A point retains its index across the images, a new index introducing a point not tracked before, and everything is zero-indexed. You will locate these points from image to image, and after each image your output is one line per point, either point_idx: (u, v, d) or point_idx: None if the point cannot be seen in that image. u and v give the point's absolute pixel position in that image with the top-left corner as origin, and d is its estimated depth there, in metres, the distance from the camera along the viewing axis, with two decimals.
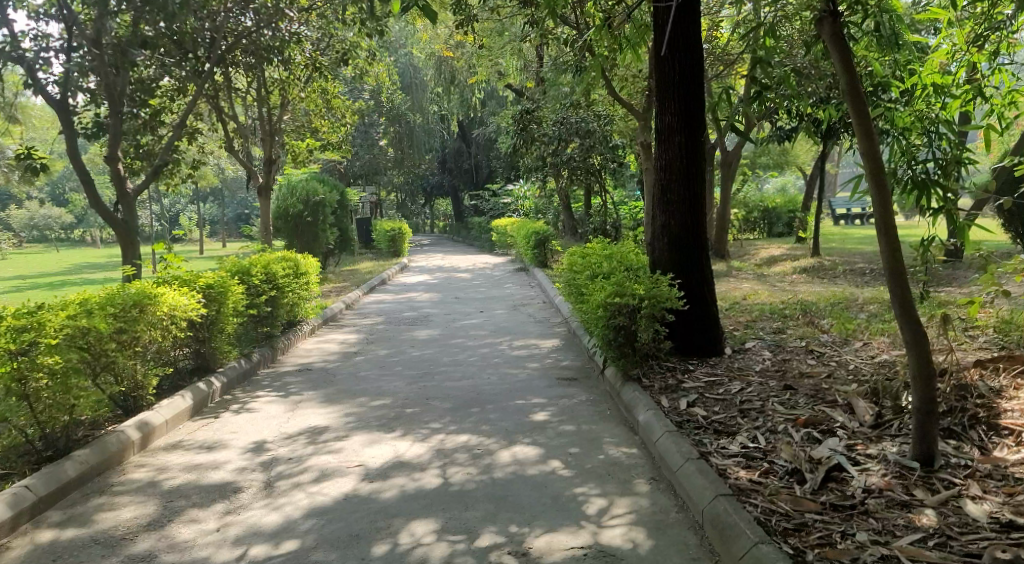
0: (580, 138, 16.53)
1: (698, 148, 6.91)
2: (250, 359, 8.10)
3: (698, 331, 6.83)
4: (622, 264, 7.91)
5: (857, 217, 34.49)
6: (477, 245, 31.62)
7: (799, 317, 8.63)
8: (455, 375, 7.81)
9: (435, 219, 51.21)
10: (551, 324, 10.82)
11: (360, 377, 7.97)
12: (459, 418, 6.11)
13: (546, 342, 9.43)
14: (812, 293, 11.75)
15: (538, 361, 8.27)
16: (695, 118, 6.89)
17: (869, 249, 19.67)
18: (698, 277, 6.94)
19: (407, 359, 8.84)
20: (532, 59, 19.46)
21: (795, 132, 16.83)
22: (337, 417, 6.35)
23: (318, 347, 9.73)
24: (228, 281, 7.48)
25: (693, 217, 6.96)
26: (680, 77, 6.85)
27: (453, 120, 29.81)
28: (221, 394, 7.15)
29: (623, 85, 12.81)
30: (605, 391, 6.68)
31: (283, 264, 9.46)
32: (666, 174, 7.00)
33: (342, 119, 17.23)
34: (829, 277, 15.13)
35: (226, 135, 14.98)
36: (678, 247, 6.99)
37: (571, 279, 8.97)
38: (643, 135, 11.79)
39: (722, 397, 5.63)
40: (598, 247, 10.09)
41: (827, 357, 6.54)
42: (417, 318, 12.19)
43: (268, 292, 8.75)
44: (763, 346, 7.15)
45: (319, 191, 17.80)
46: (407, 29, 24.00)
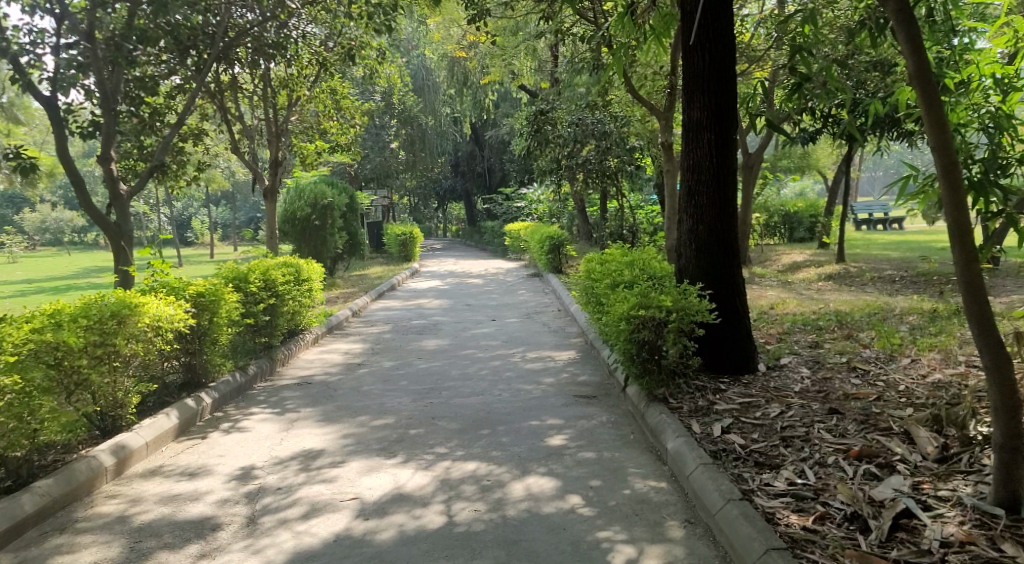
0: (597, 140, 16.02)
1: (729, 147, 6.33)
2: (246, 373, 7.57)
3: (730, 346, 6.25)
4: (645, 272, 7.35)
5: (879, 223, 33.74)
6: (489, 249, 31.17)
7: (836, 330, 8.04)
8: (464, 391, 7.24)
9: (448, 224, 50.79)
10: (568, 334, 10.25)
11: (363, 392, 7.43)
12: (467, 442, 5.56)
13: (561, 354, 8.87)
14: (843, 302, 11.12)
15: (554, 376, 7.71)
16: (726, 114, 6.31)
17: (896, 256, 18.98)
18: (730, 287, 6.35)
19: (414, 372, 8.30)
20: (547, 59, 19.03)
21: (820, 132, 16.22)
22: (334, 439, 5.81)
23: (320, 358, 9.21)
24: (221, 288, 6.95)
25: (724, 222, 6.38)
26: (711, 69, 6.28)
27: (466, 123, 29.41)
28: (212, 411, 6.61)
29: (643, 83, 12.25)
30: (626, 411, 6.12)
31: (285, 269, 8.93)
32: (695, 175, 6.43)
33: (352, 120, 16.81)
34: (857, 285, 14.46)
35: (231, 136, 14.55)
36: (708, 254, 6.41)
37: (588, 287, 8.41)
38: (665, 136, 11.31)
39: (760, 422, 5.07)
40: (617, 253, 9.57)
41: (874, 376, 5.97)
42: (426, 327, 11.66)
43: (267, 299, 8.23)
44: (800, 362, 6.59)
45: (328, 193, 17.31)
46: (420, 30, 23.64)
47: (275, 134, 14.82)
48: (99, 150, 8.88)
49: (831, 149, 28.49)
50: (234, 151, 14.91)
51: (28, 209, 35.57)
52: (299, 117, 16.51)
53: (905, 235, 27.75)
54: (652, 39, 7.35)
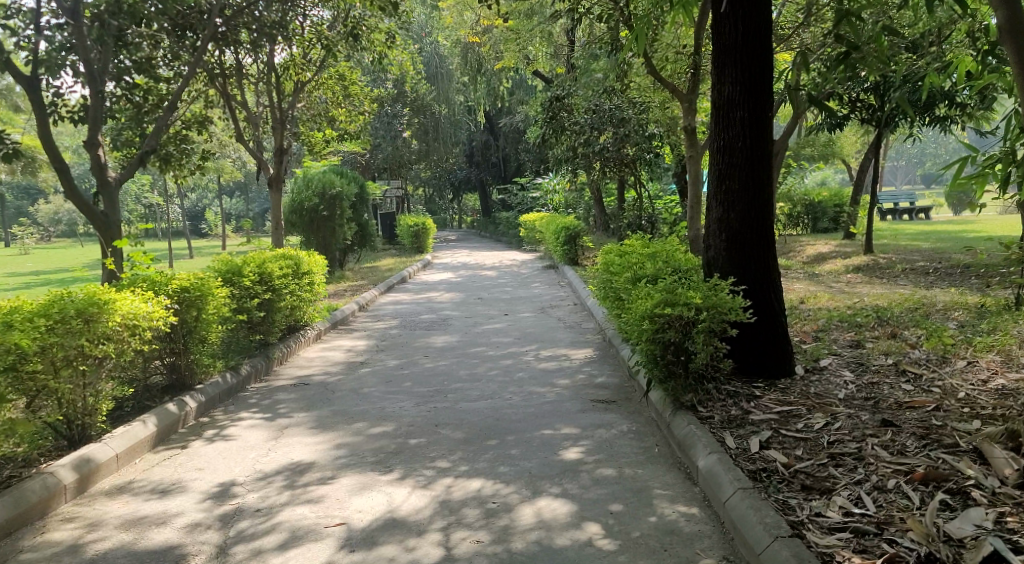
0: (614, 128, 15.41)
1: (764, 126, 5.70)
2: (238, 373, 7.02)
3: (764, 349, 5.64)
4: (669, 266, 6.75)
5: (905, 213, 32.85)
6: (504, 241, 30.58)
7: (877, 326, 7.42)
8: (472, 395, 6.67)
9: (463, 215, 50.29)
10: (584, 330, 9.67)
11: (363, 394, 6.88)
12: (472, 455, 5.00)
13: (578, 352, 8.29)
14: (878, 296, 10.47)
15: (569, 377, 7.13)
16: (762, 88, 5.69)
17: (928, 247, 18.23)
18: (765, 283, 5.73)
19: (419, 371, 7.74)
20: (562, 43, 18.42)
21: (848, 118, 15.54)
22: (327, 449, 5.27)
23: (321, 356, 8.68)
24: (208, 282, 6.40)
25: (758, 211, 5.75)
26: (743, 38, 5.66)
27: (480, 111, 28.83)
28: (197, 416, 6.07)
29: (664, 64, 11.64)
30: (649, 419, 5.54)
31: (283, 262, 8.38)
32: (725, 157, 5.81)
33: (361, 107, 16.28)
34: (889, 277, 13.80)
35: (234, 123, 14.07)
36: (740, 246, 5.78)
37: (606, 280, 7.82)
38: (687, 120, 10.74)
39: (804, 436, 4.47)
40: (638, 243, 8.98)
41: (928, 381, 5.35)
42: (436, 322, 11.11)
43: (263, 294, 7.71)
44: (842, 364, 5.98)
45: (337, 182, 16.72)
46: (432, 16, 23.10)
47: (280, 122, 14.32)
48: (87, 135, 8.29)
49: (856, 137, 27.68)
50: (238, 139, 14.40)
51: (41, 200, 35.29)
52: (306, 104, 15.88)
53: (933, 226, 26.91)
54: (679, 9, 6.73)
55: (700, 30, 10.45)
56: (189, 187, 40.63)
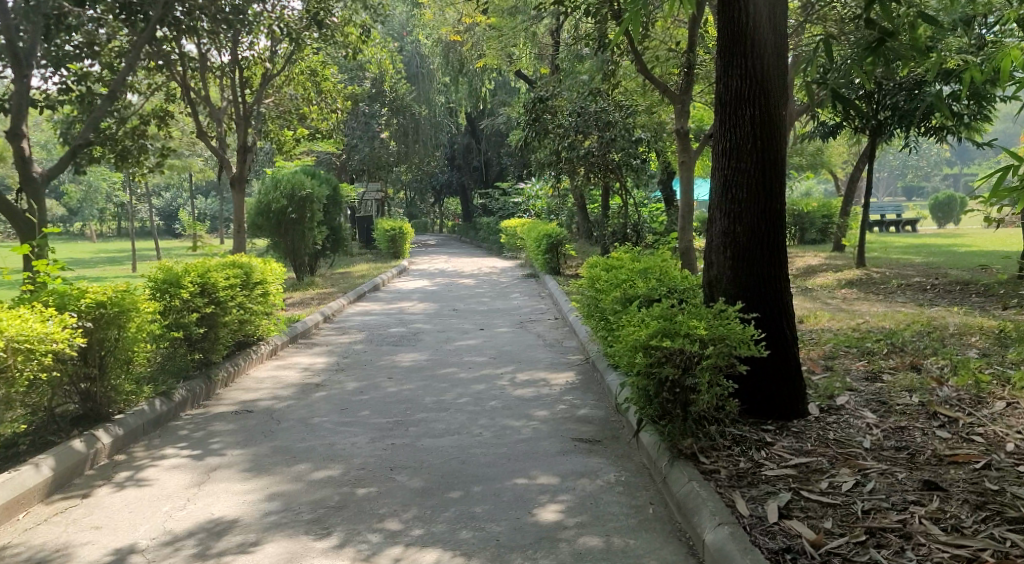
0: (600, 132, 14.50)
1: (776, 126, 4.93)
2: (170, 399, 6.13)
3: (774, 384, 4.85)
4: (662, 286, 5.95)
5: (891, 225, 32.38)
6: (484, 247, 29.73)
7: (891, 354, 6.66)
8: (435, 430, 5.82)
9: (444, 219, 49.40)
10: (565, 350, 8.84)
11: (312, 425, 6.02)
12: (430, 512, 4.15)
13: (558, 376, 7.48)
14: (880, 316, 9.74)
15: (548, 409, 6.31)
16: (775, 80, 4.91)
17: (921, 261, 17.64)
18: (776, 307, 4.94)
19: (380, 397, 6.88)
20: (547, 43, 17.69)
21: (840, 127, 14.93)
22: (258, 501, 4.41)
23: (273, 376, 7.79)
24: (131, 296, 5.53)
25: (769, 226, 4.95)
26: (754, 23, 4.89)
27: (461, 114, 28.03)
28: (113, 454, 5.17)
29: (654, 62, 10.90)
30: (640, 467, 4.73)
31: (230, 270, 7.50)
32: (732, 161, 5.02)
33: (335, 105, 15.40)
34: (886, 294, 13.11)
35: (193, 116, 13.18)
36: (748, 266, 4.98)
37: (591, 299, 7.01)
38: (679, 123, 9.98)
39: (831, 501, 3.69)
40: (626, 256, 8.21)
41: (967, 428, 4.58)
42: (404, 337, 10.23)
43: (206, 308, 6.83)
44: (861, 402, 5.19)
45: (307, 183, 15.59)
46: (414, 13, 22.33)
47: (243, 117, 13.42)
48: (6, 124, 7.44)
49: (844, 147, 27.23)
50: (199, 135, 13.51)
51: None
52: (274, 98, 15.00)
53: (921, 239, 26.43)
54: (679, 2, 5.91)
55: (694, 25, 9.76)
56: (161, 184, 39.43)
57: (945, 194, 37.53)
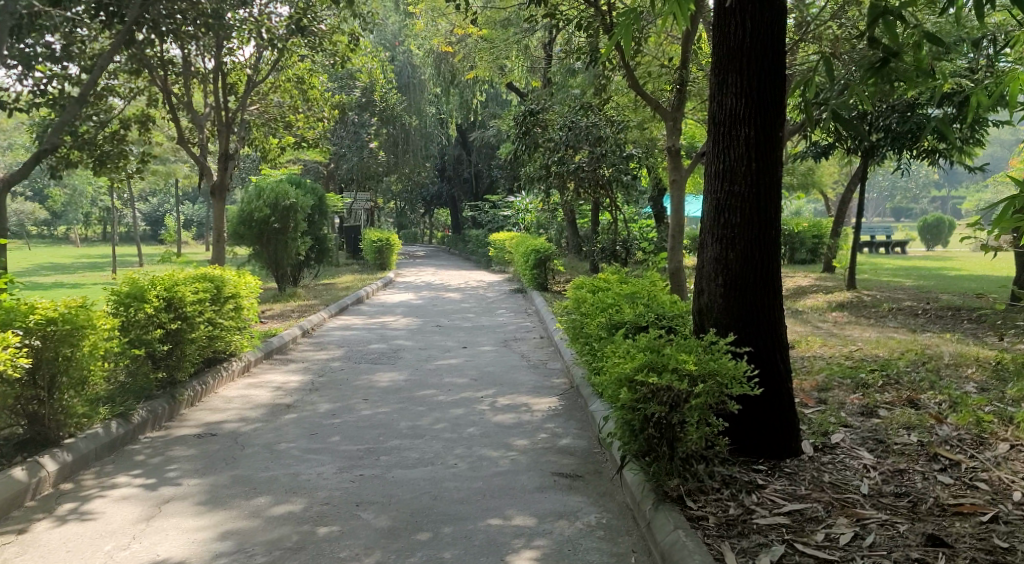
0: (591, 147, 14.18)
1: (773, 148, 4.66)
2: (129, 421, 5.79)
3: (765, 421, 4.57)
4: (649, 312, 5.67)
5: (880, 245, 32.30)
6: (472, 259, 29.45)
7: (886, 386, 6.39)
8: (408, 460, 5.50)
9: (434, 230, 49.16)
10: (549, 372, 8.55)
11: (279, 451, 5.70)
12: (394, 557, 3.85)
13: (540, 401, 7.17)
14: (872, 342, 9.50)
15: (529, 438, 6.01)
16: (773, 99, 4.64)
17: (911, 285, 17.48)
18: (769, 340, 4.66)
19: (353, 420, 6.57)
20: (539, 57, 17.51)
21: (832, 147, 14.76)
22: (210, 539, 4.09)
23: (243, 395, 7.46)
24: (87, 312, 5.21)
25: (763, 253, 4.68)
26: (752, 39, 4.62)
27: (452, 125, 27.82)
28: (59, 482, 4.84)
29: (646, 78, 10.67)
30: (623, 508, 4.44)
31: (200, 284, 7.19)
32: (726, 184, 4.75)
33: (322, 113, 15.07)
34: (877, 318, 12.90)
35: (174, 121, 12.88)
36: (741, 295, 4.70)
37: (576, 321, 6.72)
38: (670, 140, 9.74)
39: (829, 558, 3.42)
40: (614, 277, 7.94)
41: (970, 473, 4.32)
42: (384, 354, 9.90)
43: (171, 323, 6.52)
44: (856, 440, 4.92)
45: (291, 193, 15.27)
46: (406, 23, 22.13)
47: (225, 124, 13.12)
48: None
49: (836, 166, 27.16)
50: (180, 141, 13.19)
51: None
52: (259, 105, 14.70)
53: (910, 261, 26.34)
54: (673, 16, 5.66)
55: (687, 41, 9.56)
56: (147, 189, 38.97)
57: (933, 217, 37.63)
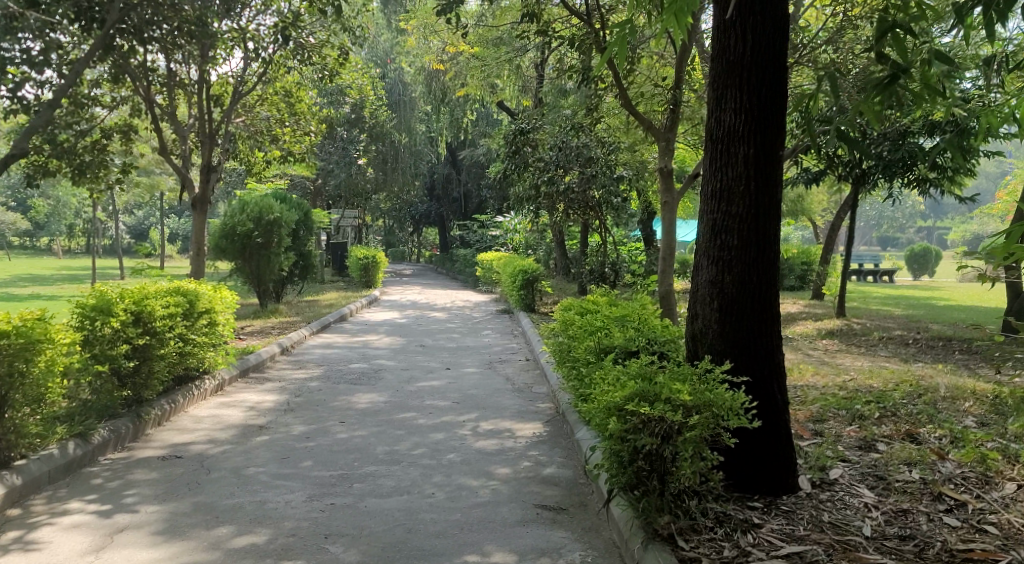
0: (580, 167, 14.06)
1: (773, 167, 4.45)
2: (88, 442, 5.48)
3: (761, 455, 4.31)
4: (639, 336, 5.43)
5: (869, 274, 32.29)
6: (460, 279, 29.18)
7: (884, 419, 6.14)
8: (382, 488, 5.19)
9: (422, 249, 48.92)
10: (535, 396, 8.28)
11: (247, 477, 5.39)
12: None
13: (524, 427, 6.89)
14: (865, 372, 9.28)
15: (511, 466, 5.73)
16: (774, 116, 4.44)
17: (901, 314, 17.34)
18: (767, 369, 4.42)
19: (328, 444, 6.26)
20: (531, 76, 17.39)
21: (823, 174, 14.66)
22: None
23: (214, 415, 7.15)
24: (47, 328, 4.97)
25: (761, 278, 4.45)
26: (752, 53, 4.42)
27: (442, 144, 27.68)
28: (6, 507, 4.51)
29: (639, 97, 10.50)
30: (609, 545, 4.17)
31: (171, 298, 6.91)
32: (723, 204, 4.53)
33: (309, 127, 14.67)
34: (868, 347, 12.70)
35: (156, 131, 12.59)
36: (737, 321, 4.47)
37: (563, 344, 6.47)
38: (662, 161, 9.55)
39: None
40: (603, 299, 7.69)
41: (978, 516, 4.07)
42: (365, 374, 9.59)
43: (138, 339, 6.23)
44: (857, 477, 4.66)
45: (276, 207, 14.99)
46: (397, 40, 22.03)
47: (208, 135, 12.84)
48: None
49: (825, 194, 27.14)
50: (162, 152, 12.90)
51: None
52: (245, 118, 14.47)
53: (898, 290, 26.27)
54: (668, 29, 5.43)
55: (681, 61, 9.39)
56: (133, 202, 38.58)
57: (920, 247, 37.70)
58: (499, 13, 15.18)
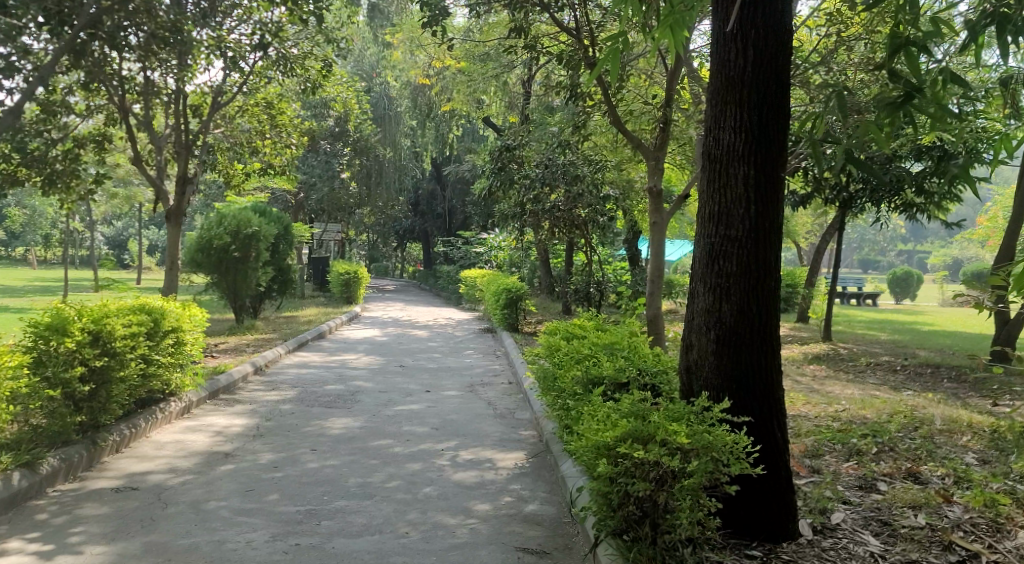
0: (566, 185, 13.69)
1: (774, 190, 4.17)
2: (35, 472, 5.12)
3: (763, 500, 4.01)
4: (630, 368, 5.13)
5: (852, 296, 32.25)
6: (442, 296, 28.82)
7: (883, 454, 5.85)
8: (352, 526, 4.84)
9: (406, 264, 48.50)
10: (517, 423, 7.95)
11: (206, 511, 5.03)
12: None
13: (505, 458, 6.55)
14: (855, 400, 9.02)
15: (491, 502, 5.39)
16: (776, 135, 4.17)
17: (888, 338, 17.16)
18: (767, 406, 4.13)
19: (297, 475, 5.90)
20: (517, 92, 17.20)
21: (811, 196, 14.49)
22: None
23: (178, 441, 6.76)
24: None
25: (762, 309, 4.16)
26: (753, 69, 4.15)
27: (427, 160, 27.44)
28: None
29: (628, 115, 10.28)
30: None
31: (134, 316, 6.55)
32: (721, 227, 4.25)
33: (289, 140, 14.37)
34: (856, 373, 12.45)
35: (129, 140, 12.20)
36: (736, 355, 4.17)
37: (548, 371, 6.15)
38: (652, 180, 9.30)
39: None
40: (589, 324, 7.40)
41: None
42: (341, 397, 9.20)
43: (95, 360, 5.88)
44: (861, 522, 4.36)
45: (254, 220, 14.60)
46: (382, 53, 21.83)
47: (183, 146, 12.47)
48: None
49: (810, 217, 27.08)
50: (137, 162, 12.52)
51: None
52: (223, 129, 13.91)
53: (883, 314, 26.19)
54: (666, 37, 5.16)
55: (672, 78, 9.18)
56: (112, 213, 37.98)
57: (902, 270, 37.76)
58: (486, 28, 14.98)
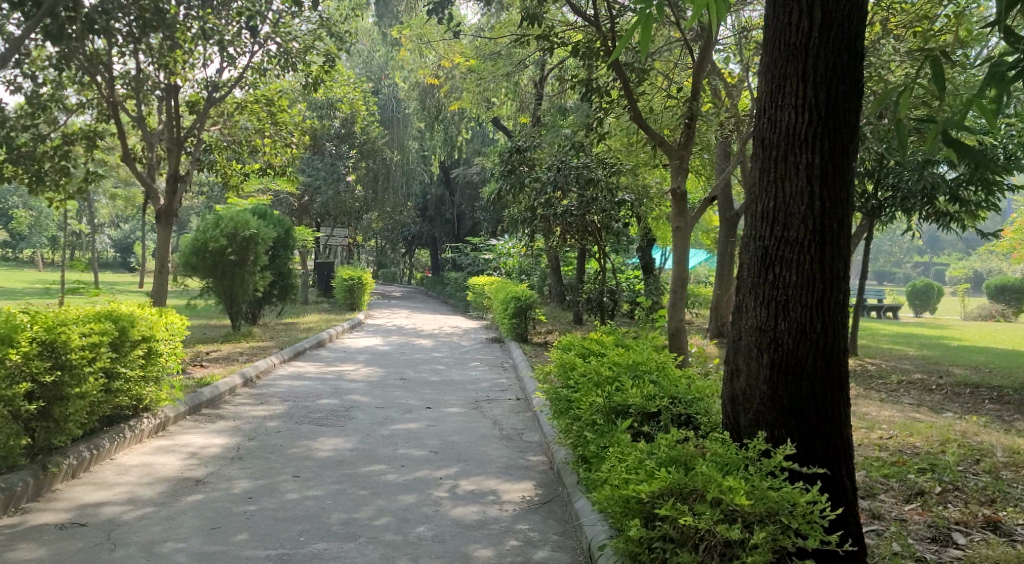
0: (580, 189, 12.90)
1: (845, 184, 3.41)
2: None
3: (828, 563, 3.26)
4: (663, 399, 4.39)
5: (873, 309, 31.16)
6: (450, 303, 28.00)
7: (952, 496, 5.04)
8: None
9: (414, 271, 47.71)
10: (526, 447, 7.17)
11: (161, 555, 4.29)
12: None
13: (512, 490, 5.78)
14: (899, 425, 8.18)
15: (494, 547, 4.62)
16: (848, 117, 3.41)
17: (917, 354, 16.29)
18: (834, 448, 3.37)
19: (273, 507, 5.16)
20: (529, 92, 16.44)
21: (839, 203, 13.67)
22: None
23: (146, 464, 6.04)
24: None
25: (828, 328, 3.39)
26: (820, 35, 3.39)
27: (436, 163, 26.71)
28: None
29: (649, 113, 9.48)
30: None
31: (97, 323, 5.85)
32: (777, 228, 3.49)
33: (289, 138, 13.62)
34: (889, 392, 11.59)
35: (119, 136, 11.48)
36: (793, 384, 3.41)
37: (563, 394, 5.37)
38: (676, 182, 8.50)
39: None
40: (609, 339, 6.61)
41: None
42: (334, 413, 8.43)
43: (45, 375, 5.15)
44: None
45: (252, 222, 13.85)
46: (390, 53, 21.09)
47: (176, 142, 11.77)
48: None
49: None
50: (126, 157, 11.82)
51: None
52: (221, 127, 13.32)
53: (907, 327, 25.23)
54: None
55: (700, 69, 8.34)
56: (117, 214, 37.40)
57: (922, 282, 36.76)
58: (498, 23, 14.20)
